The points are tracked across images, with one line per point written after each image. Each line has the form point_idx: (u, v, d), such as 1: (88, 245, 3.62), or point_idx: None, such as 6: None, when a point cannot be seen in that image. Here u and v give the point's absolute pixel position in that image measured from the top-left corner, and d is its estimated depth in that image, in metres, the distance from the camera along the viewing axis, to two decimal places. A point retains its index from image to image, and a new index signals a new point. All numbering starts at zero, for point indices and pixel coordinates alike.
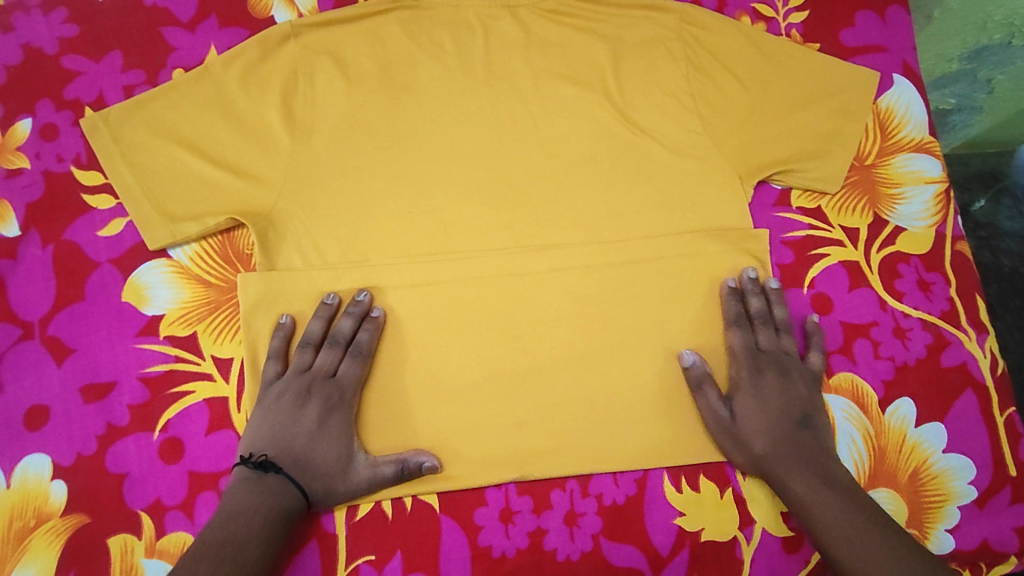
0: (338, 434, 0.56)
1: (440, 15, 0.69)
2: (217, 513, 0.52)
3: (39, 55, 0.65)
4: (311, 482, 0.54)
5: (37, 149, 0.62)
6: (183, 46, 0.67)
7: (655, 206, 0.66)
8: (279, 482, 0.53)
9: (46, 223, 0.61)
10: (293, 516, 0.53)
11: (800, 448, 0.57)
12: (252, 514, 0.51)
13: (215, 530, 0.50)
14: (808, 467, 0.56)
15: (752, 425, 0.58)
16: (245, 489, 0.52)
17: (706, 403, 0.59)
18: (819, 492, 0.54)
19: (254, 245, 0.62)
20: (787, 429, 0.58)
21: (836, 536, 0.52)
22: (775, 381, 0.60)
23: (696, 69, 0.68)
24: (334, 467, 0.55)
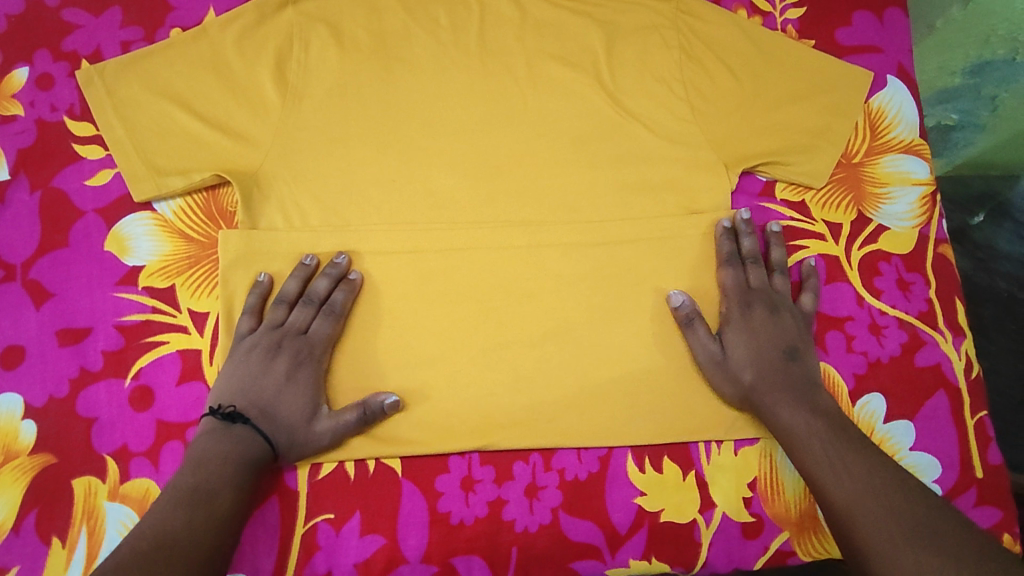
0: (307, 390, 0.57)
1: None
2: (186, 459, 0.52)
3: (40, 6, 0.65)
4: (277, 434, 0.55)
5: (31, 97, 0.63)
6: (182, 6, 0.67)
7: (637, 191, 0.66)
8: (247, 430, 0.54)
9: (36, 170, 0.62)
10: (263, 465, 0.53)
11: (789, 380, 0.58)
12: (221, 463, 0.51)
13: (185, 478, 0.50)
14: (796, 396, 0.57)
15: (741, 356, 0.59)
16: (214, 437, 0.53)
17: (696, 338, 0.60)
18: (807, 420, 0.55)
19: (237, 204, 0.62)
20: (775, 359, 0.59)
21: (819, 462, 0.52)
22: (765, 315, 0.61)
23: (688, 59, 0.69)
24: (301, 420, 0.56)
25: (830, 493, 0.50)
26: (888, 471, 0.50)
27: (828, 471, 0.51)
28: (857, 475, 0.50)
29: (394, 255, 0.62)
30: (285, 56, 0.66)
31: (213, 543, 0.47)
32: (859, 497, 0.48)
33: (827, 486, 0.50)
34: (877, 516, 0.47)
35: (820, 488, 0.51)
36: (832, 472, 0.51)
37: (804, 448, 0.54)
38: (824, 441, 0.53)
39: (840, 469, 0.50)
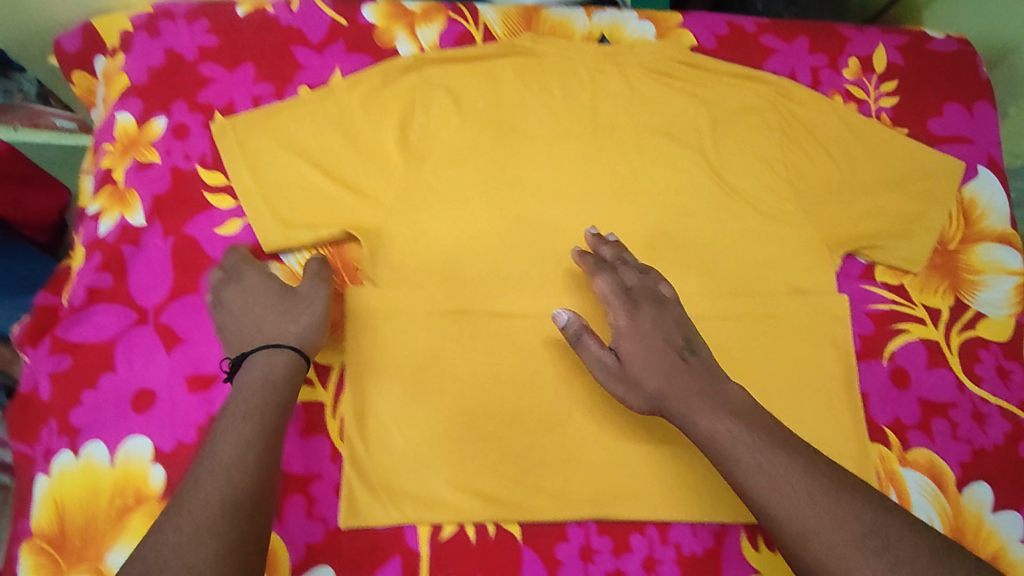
0: (266, 293, 0.59)
1: (552, 64, 0.71)
2: (227, 410, 0.52)
3: (180, 60, 0.68)
4: (284, 336, 0.57)
5: (167, 146, 0.65)
6: (310, 65, 0.69)
7: (745, 268, 0.68)
8: (256, 354, 0.56)
9: (169, 216, 0.64)
10: (287, 382, 0.55)
11: (683, 376, 0.55)
12: (263, 414, 0.52)
13: (233, 435, 0.50)
14: (710, 404, 0.53)
15: (640, 366, 0.56)
16: (251, 389, 0.53)
17: (593, 356, 0.59)
18: (727, 428, 0.52)
19: (362, 258, 0.65)
20: (672, 362, 0.56)
21: (746, 466, 0.50)
22: (652, 313, 0.58)
23: (791, 141, 0.72)
24: (284, 307, 0.59)
25: (766, 501, 0.49)
26: (816, 469, 0.50)
27: (760, 475, 0.49)
28: (789, 472, 0.49)
29: (509, 318, 0.63)
30: (407, 118, 0.68)
31: (244, 499, 0.48)
32: (799, 504, 0.48)
33: (762, 489, 0.49)
34: (831, 520, 0.47)
35: (752, 494, 0.50)
36: (759, 466, 0.50)
37: (723, 452, 0.51)
38: (745, 441, 0.51)
39: (770, 467, 0.49)
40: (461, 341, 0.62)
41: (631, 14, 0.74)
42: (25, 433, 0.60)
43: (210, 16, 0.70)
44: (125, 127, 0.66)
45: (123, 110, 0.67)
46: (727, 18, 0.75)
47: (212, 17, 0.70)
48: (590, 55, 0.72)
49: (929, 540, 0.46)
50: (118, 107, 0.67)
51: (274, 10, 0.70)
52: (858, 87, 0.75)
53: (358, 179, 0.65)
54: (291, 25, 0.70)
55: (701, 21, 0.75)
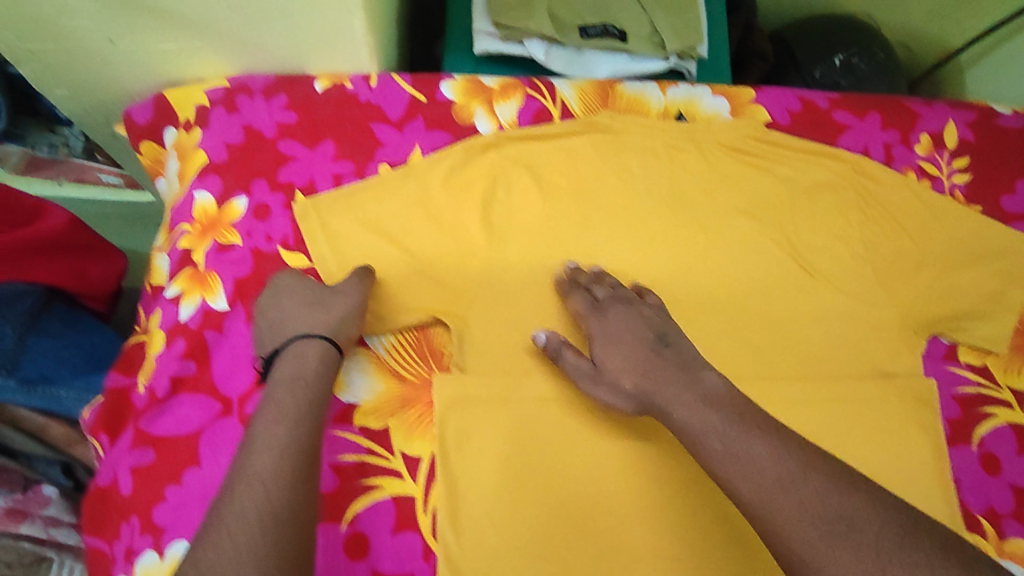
0: (301, 290, 0.62)
1: (630, 141, 0.71)
2: (263, 410, 0.54)
3: (259, 137, 0.68)
4: (315, 324, 0.59)
5: (248, 227, 0.65)
6: (391, 143, 0.69)
7: (830, 349, 0.67)
8: (289, 346, 0.58)
9: (252, 301, 0.63)
10: (319, 376, 0.57)
11: (660, 369, 0.58)
12: (296, 415, 0.54)
13: (267, 438, 0.52)
14: (687, 391, 0.55)
15: (617, 367, 0.60)
16: (284, 389, 0.55)
17: (575, 368, 0.61)
18: (699, 413, 0.53)
19: (450, 345, 0.64)
20: (647, 359, 0.59)
21: (718, 454, 0.51)
22: (621, 314, 0.62)
23: (868, 220, 0.72)
24: (317, 301, 0.60)
25: (738, 482, 0.49)
26: (795, 458, 0.50)
27: (735, 455, 0.50)
28: (759, 457, 0.50)
29: (596, 404, 0.63)
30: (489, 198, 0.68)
31: (274, 494, 0.49)
32: (771, 489, 0.48)
33: (735, 469, 0.50)
34: (797, 505, 0.47)
35: (723, 473, 0.50)
36: (735, 459, 0.50)
37: (693, 437, 0.53)
38: (717, 430, 0.52)
39: (741, 452, 0.50)
40: (551, 429, 0.62)
41: (704, 89, 0.75)
42: (100, 529, 0.58)
43: (289, 92, 0.69)
44: (205, 207, 0.65)
45: (203, 189, 0.66)
46: (798, 93, 0.76)
47: (290, 93, 0.69)
48: (667, 132, 0.72)
49: (899, 523, 0.45)
50: (197, 186, 0.66)
51: (353, 85, 0.70)
52: (931, 164, 0.75)
53: (443, 264, 0.65)
54: (371, 101, 0.69)
55: (775, 97, 0.75)
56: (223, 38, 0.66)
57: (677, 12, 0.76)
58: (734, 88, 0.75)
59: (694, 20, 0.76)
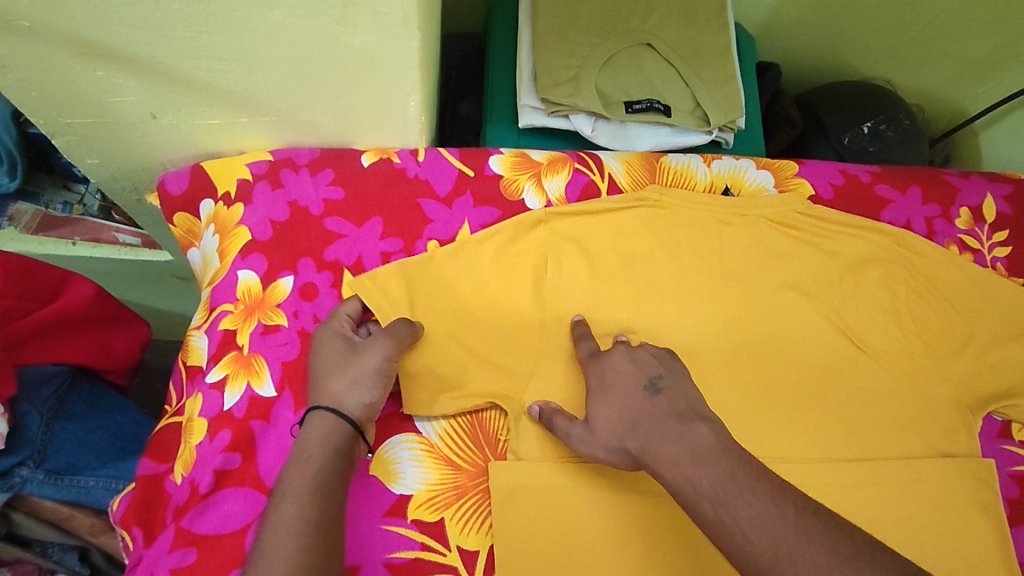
0: (325, 354, 0.58)
1: (679, 216, 0.71)
2: (276, 494, 0.49)
3: (305, 214, 0.66)
4: (335, 400, 0.55)
5: (295, 307, 0.63)
6: (439, 219, 0.68)
7: (887, 427, 0.67)
8: (313, 413, 0.55)
9: (300, 386, 0.60)
10: (329, 453, 0.52)
11: (651, 430, 0.51)
12: (307, 491, 0.49)
13: (279, 522, 0.47)
14: (666, 441, 0.50)
15: (607, 424, 0.55)
16: (291, 468, 0.50)
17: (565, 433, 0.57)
18: (678, 467, 0.48)
19: (507, 431, 0.62)
20: (633, 409, 0.54)
21: (709, 516, 0.46)
22: (618, 364, 0.58)
23: (914, 295, 0.72)
24: (344, 364, 0.57)
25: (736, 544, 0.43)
26: (797, 516, 0.43)
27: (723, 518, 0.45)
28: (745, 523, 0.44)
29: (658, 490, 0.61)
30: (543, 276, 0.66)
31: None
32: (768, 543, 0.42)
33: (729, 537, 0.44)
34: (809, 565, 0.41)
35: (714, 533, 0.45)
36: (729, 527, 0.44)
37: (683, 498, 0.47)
38: (709, 490, 0.46)
39: (731, 515, 0.44)
40: (614, 518, 0.59)
41: (748, 163, 0.76)
42: None
43: (335, 167, 0.68)
44: (249, 286, 0.63)
45: (246, 267, 0.64)
46: (840, 167, 0.78)
47: (337, 168, 0.68)
48: (714, 206, 0.72)
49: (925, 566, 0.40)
50: (240, 264, 0.64)
51: (401, 160, 0.69)
52: (971, 236, 0.76)
53: (500, 346, 0.63)
54: (419, 176, 0.69)
55: (818, 170, 0.77)
56: (270, 115, 0.65)
57: (718, 86, 0.77)
58: (776, 161, 0.76)
59: (735, 95, 0.78)
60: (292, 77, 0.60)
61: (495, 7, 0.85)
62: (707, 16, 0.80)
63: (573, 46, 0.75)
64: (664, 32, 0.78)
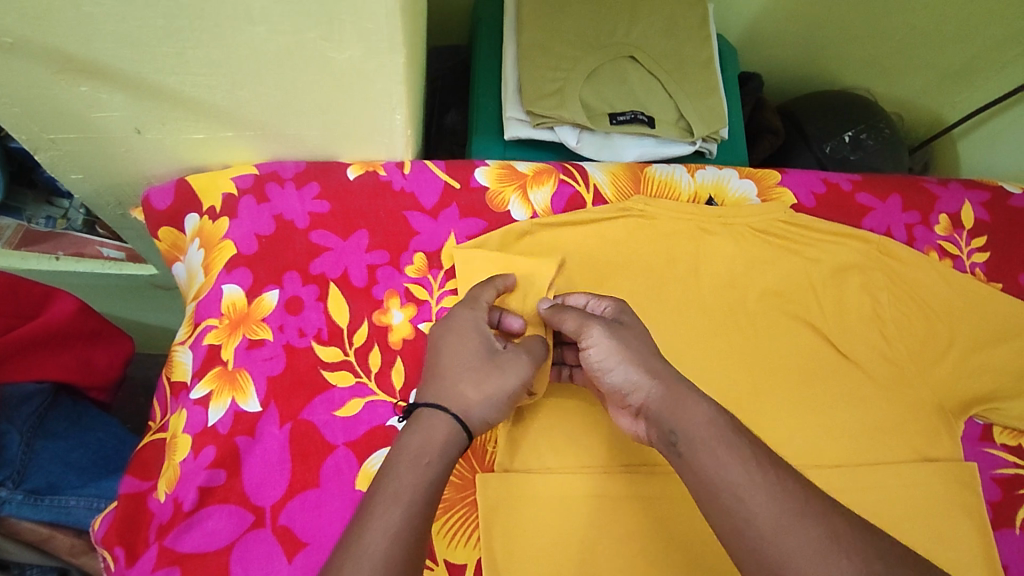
0: (461, 337, 0.56)
1: (662, 225, 0.72)
2: (380, 484, 0.48)
3: (291, 228, 0.66)
4: (465, 402, 0.53)
5: (280, 321, 0.62)
6: (425, 231, 0.68)
7: (871, 433, 0.67)
8: (427, 412, 0.53)
9: (285, 400, 0.60)
10: (444, 460, 0.50)
11: (675, 373, 0.53)
12: (413, 497, 0.47)
13: (381, 520, 0.46)
14: (702, 399, 0.51)
15: (632, 348, 0.53)
16: (404, 465, 0.49)
17: (577, 322, 0.55)
18: (710, 424, 0.49)
19: (495, 442, 0.61)
20: (662, 359, 0.53)
21: (737, 480, 0.45)
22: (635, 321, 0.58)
23: (895, 302, 0.73)
24: (482, 370, 0.54)
25: (742, 513, 0.44)
26: (798, 500, 0.45)
27: (730, 477, 0.46)
28: (754, 487, 0.45)
29: (647, 501, 0.61)
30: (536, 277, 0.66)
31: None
32: (785, 518, 0.44)
33: (734, 500, 0.45)
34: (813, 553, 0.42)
35: (711, 480, 0.46)
36: (738, 497, 0.45)
37: (692, 443, 0.48)
38: (725, 451, 0.47)
39: (744, 492, 0.45)
40: (602, 529, 0.59)
41: (731, 172, 0.77)
42: None
43: (320, 180, 0.68)
44: (234, 301, 0.63)
45: (231, 281, 0.63)
46: (821, 176, 0.79)
47: (323, 181, 0.68)
48: (698, 215, 0.73)
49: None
50: (224, 278, 0.64)
51: (386, 173, 0.69)
52: (950, 243, 0.78)
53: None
54: (405, 189, 0.69)
55: (800, 179, 0.78)
56: (255, 129, 0.65)
57: (700, 98, 0.79)
58: (759, 171, 0.77)
59: (717, 106, 0.79)
60: (277, 91, 0.60)
61: (480, 19, 0.86)
62: (689, 28, 0.82)
63: (557, 58, 0.76)
64: (647, 44, 0.79)
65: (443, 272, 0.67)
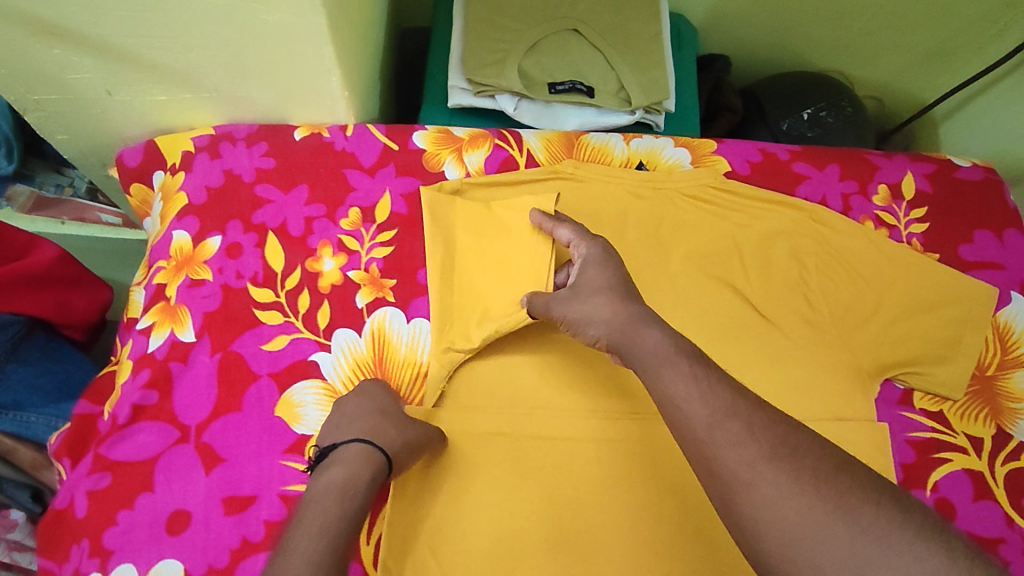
0: (379, 398, 0.62)
1: (591, 188, 0.74)
2: (305, 516, 0.50)
3: (238, 181, 0.72)
4: (386, 438, 0.57)
5: (220, 264, 0.68)
6: (362, 188, 0.73)
7: (781, 391, 0.69)
8: (345, 450, 0.56)
9: (218, 333, 0.66)
10: (367, 492, 0.54)
11: (630, 308, 0.56)
12: (338, 525, 0.50)
13: (306, 546, 0.47)
14: (652, 324, 0.55)
15: (582, 312, 0.58)
16: (331, 498, 0.52)
17: (545, 306, 0.62)
18: (662, 348, 0.52)
19: (409, 379, 0.66)
20: (614, 300, 0.57)
21: (682, 394, 0.48)
22: (594, 265, 0.61)
23: (821, 267, 0.74)
24: (391, 416, 0.60)
25: (681, 417, 0.48)
26: (730, 402, 0.47)
27: (672, 388, 0.49)
28: (690, 395, 0.48)
29: (581, 442, 0.65)
30: (515, 245, 0.70)
31: None
32: (714, 411, 0.46)
33: (675, 409, 0.48)
34: (730, 441, 0.45)
35: (660, 396, 0.50)
36: (676, 403, 0.48)
37: (648, 370, 0.52)
38: (671, 364, 0.50)
39: (678, 394, 0.49)
40: (569, 469, 0.64)
41: (666, 141, 0.79)
42: (54, 550, 0.59)
43: (269, 140, 0.74)
44: (181, 245, 0.69)
45: (181, 228, 0.70)
46: (759, 146, 0.80)
47: (270, 141, 0.74)
48: (628, 179, 0.75)
49: (849, 503, 0.41)
50: (175, 225, 0.70)
51: (330, 135, 0.74)
52: (888, 213, 0.78)
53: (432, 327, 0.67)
54: (346, 149, 0.74)
55: (736, 148, 0.79)
56: (212, 91, 0.72)
57: (642, 71, 0.82)
58: (694, 140, 0.79)
59: (659, 78, 0.82)
60: (224, 54, 0.66)
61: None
62: (637, 5, 0.85)
63: (500, 32, 0.80)
64: (592, 19, 0.82)
65: (376, 226, 0.72)
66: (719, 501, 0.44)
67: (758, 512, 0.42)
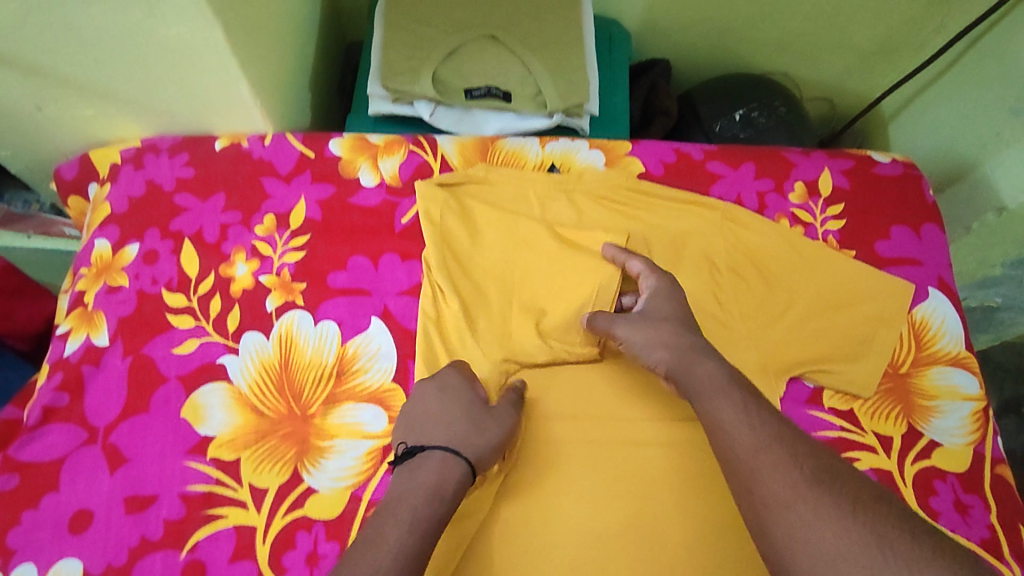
0: (464, 400, 0.61)
1: (502, 191, 0.76)
2: (391, 512, 0.52)
3: (158, 191, 0.75)
4: (470, 445, 0.57)
5: (137, 270, 0.71)
6: (277, 195, 0.75)
7: None
8: (431, 451, 0.57)
9: (131, 337, 0.68)
10: (454, 494, 0.55)
11: (690, 340, 0.61)
12: (423, 526, 0.51)
13: (393, 542, 0.49)
14: (706, 355, 0.59)
15: (646, 337, 0.62)
16: (420, 496, 0.53)
17: (605, 325, 0.64)
18: (715, 377, 0.56)
19: (312, 383, 0.66)
20: (676, 333, 0.61)
21: (728, 421, 0.52)
22: (663, 294, 0.65)
23: (731, 265, 0.73)
24: (474, 418, 0.59)
25: (727, 441, 0.51)
26: (777, 433, 0.51)
27: (722, 414, 0.53)
28: (738, 420, 0.52)
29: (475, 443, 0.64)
30: (506, 252, 0.72)
31: None
32: (759, 443, 0.50)
33: (723, 433, 0.52)
34: (772, 464, 0.48)
35: (711, 420, 0.54)
36: (724, 429, 0.52)
37: (702, 397, 0.55)
38: (726, 397, 0.54)
39: (718, 419, 0.53)
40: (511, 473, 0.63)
41: (582, 144, 0.80)
42: None
43: (190, 151, 0.77)
44: (102, 253, 0.72)
45: (102, 237, 0.73)
46: (675, 146, 0.81)
47: (192, 152, 0.77)
48: (540, 183, 0.76)
49: (885, 531, 0.42)
50: (98, 234, 0.74)
51: (248, 144, 0.77)
52: (805, 211, 0.77)
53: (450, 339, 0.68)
54: (263, 157, 0.76)
55: (650, 149, 0.80)
56: (133, 104, 0.75)
57: (560, 74, 0.82)
58: (610, 142, 0.80)
59: (578, 80, 0.83)
60: (138, 68, 0.68)
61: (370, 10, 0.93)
62: (557, 10, 0.86)
63: (417, 40, 0.82)
64: (509, 24, 0.83)
65: (290, 231, 0.73)
66: (754, 519, 0.47)
67: (793, 534, 0.44)
